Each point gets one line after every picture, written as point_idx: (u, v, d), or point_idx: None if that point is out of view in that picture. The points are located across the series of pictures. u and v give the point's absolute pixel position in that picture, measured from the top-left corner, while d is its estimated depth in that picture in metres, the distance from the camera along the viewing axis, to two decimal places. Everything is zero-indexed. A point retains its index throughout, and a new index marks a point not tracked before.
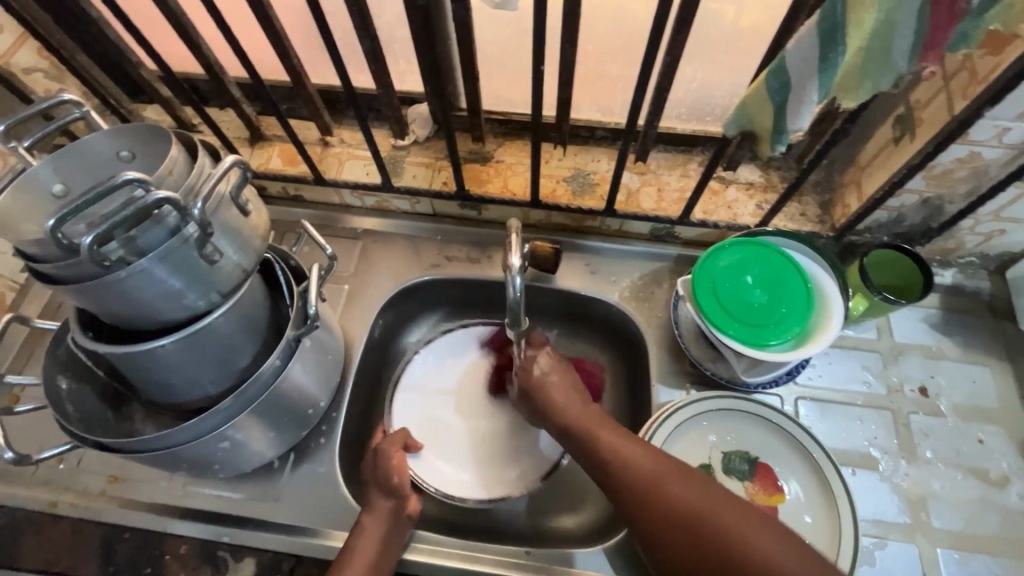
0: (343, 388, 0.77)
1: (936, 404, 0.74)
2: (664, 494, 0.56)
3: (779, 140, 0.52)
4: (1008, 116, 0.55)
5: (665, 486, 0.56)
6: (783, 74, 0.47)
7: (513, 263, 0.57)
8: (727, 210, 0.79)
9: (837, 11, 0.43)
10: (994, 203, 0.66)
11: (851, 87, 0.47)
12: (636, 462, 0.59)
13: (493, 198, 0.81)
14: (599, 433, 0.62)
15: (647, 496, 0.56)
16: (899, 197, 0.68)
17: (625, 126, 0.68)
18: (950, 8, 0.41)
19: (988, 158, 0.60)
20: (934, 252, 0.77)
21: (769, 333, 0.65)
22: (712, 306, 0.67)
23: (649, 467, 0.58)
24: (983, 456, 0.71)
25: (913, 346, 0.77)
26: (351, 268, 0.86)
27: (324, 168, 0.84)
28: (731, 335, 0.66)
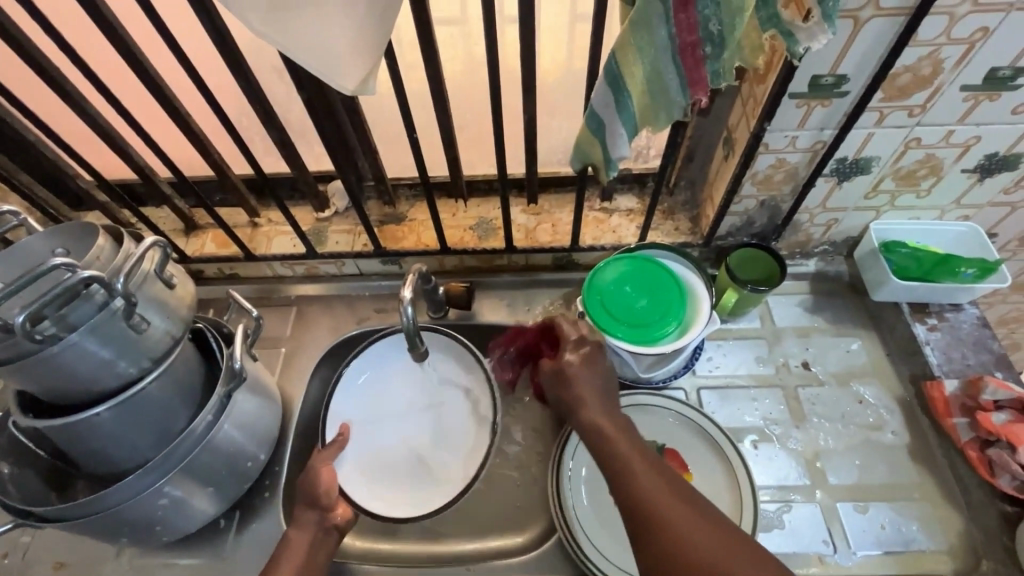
0: (283, 444, 0.82)
1: (817, 375, 0.84)
2: (666, 521, 0.52)
3: (611, 167, 0.64)
4: (790, 128, 0.69)
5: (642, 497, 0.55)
6: (596, 117, 0.60)
7: (405, 295, 0.65)
8: (613, 234, 0.91)
9: (615, 66, 0.56)
10: (816, 197, 0.80)
11: (649, 118, 0.59)
12: (655, 489, 0.55)
13: (408, 252, 0.92)
14: (632, 461, 0.58)
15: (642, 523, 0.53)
16: (741, 202, 0.81)
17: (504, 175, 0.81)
18: (693, 56, 0.54)
19: (793, 161, 0.74)
20: (792, 246, 0.90)
21: (652, 330, 0.75)
22: (601, 315, 0.77)
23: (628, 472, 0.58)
24: (864, 413, 0.80)
25: (792, 328, 0.88)
26: (288, 332, 0.93)
27: (254, 245, 0.93)
28: (620, 337, 0.75)
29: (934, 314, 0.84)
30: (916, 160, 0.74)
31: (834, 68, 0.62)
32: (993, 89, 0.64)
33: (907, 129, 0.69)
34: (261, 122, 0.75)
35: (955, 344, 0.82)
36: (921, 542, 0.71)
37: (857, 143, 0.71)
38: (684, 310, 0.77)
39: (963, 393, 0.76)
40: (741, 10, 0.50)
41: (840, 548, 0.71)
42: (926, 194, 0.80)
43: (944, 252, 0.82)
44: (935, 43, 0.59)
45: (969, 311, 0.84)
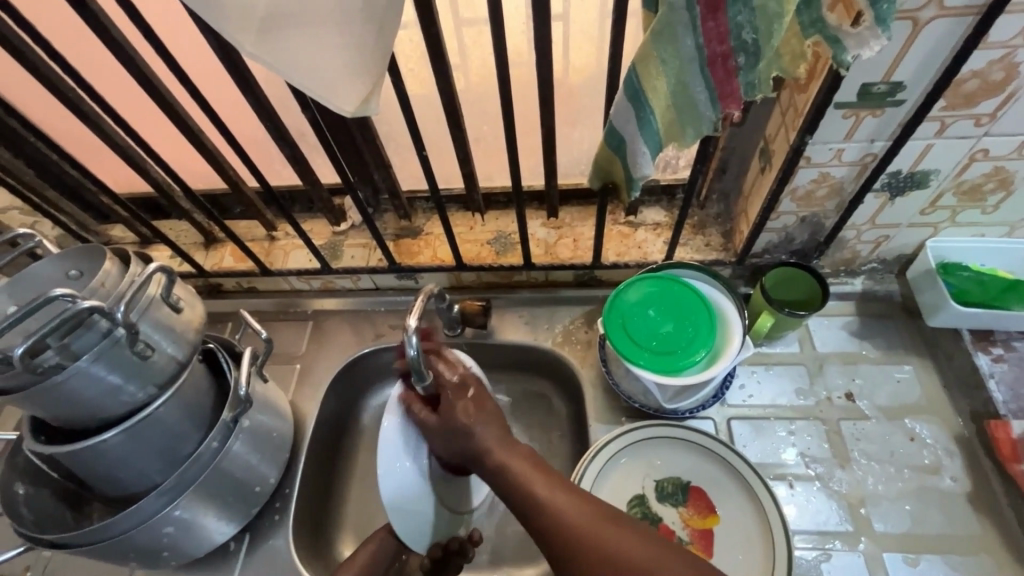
0: (295, 465, 0.80)
1: (862, 408, 0.77)
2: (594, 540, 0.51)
3: (633, 186, 0.59)
4: (835, 140, 0.62)
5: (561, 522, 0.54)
6: (616, 133, 0.56)
7: (410, 323, 0.62)
8: (638, 250, 0.86)
9: (636, 81, 0.51)
10: (864, 213, 0.72)
11: (674, 134, 0.54)
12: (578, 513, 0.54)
13: (424, 267, 0.89)
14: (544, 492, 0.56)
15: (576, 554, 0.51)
16: (779, 218, 0.74)
17: (521, 190, 0.77)
18: (724, 67, 0.48)
19: (838, 176, 0.67)
20: (835, 264, 0.82)
21: (678, 359, 0.70)
22: (623, 340, 0.72)
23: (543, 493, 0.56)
24: (915, 452, 0.73)
25: (835, 354, 0.81)
26: (303, 347, 0.92)
27: (271, 260, 0.93)
28: (642, 365, 0.70)
29: (1000, 343, 0.76)
30: (983, 173, 0.66)
31: (888, 74, 0.55)
32: None
33: (973, 140, 0.61)
34: (273, 138, 0.73)
35: None
36: None
37: (914, 155, 0.64)
38: (713, 338, 0.72)
39: None
40: (781, 15, 0.44)
41: None
42: (992, 210, 0.71)
43: (1012, 275, 0.74)
44: (1010, 45, 0.51)
45: None
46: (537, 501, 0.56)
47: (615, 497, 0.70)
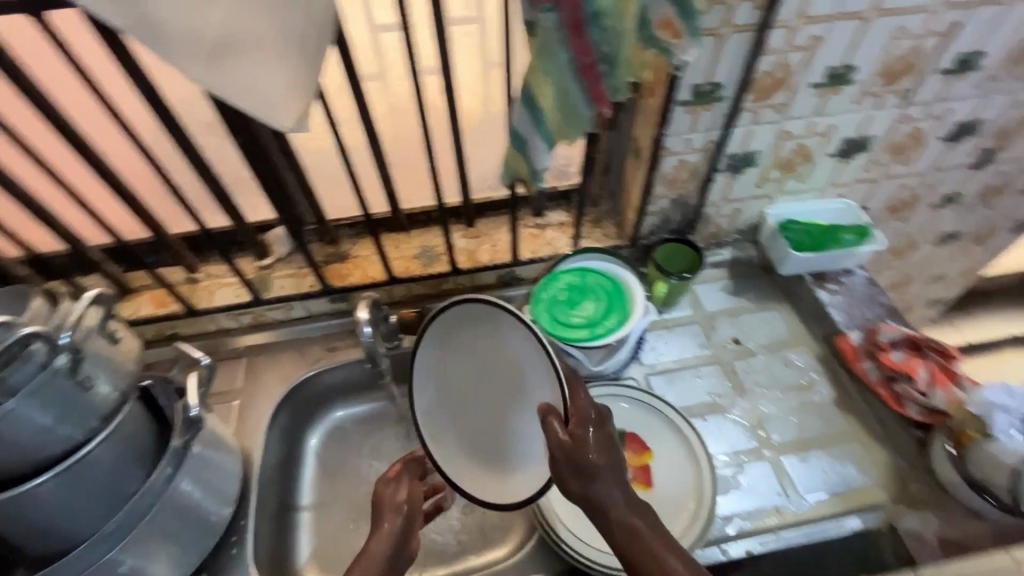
0: (248, 496, 0.79)
1: (747, 347, 0.93)
2: None
3: (538, 178, 0.71)
4: (684, 131, 0.80)
5: None
6: (519, 136, 0.68)
7: (360, 315, 0.74)
8: (549, 246, 0.99)
9: (527, 89, 0.63)
10: (718, 191, 0.92)
11: (565, 131, 0.68)
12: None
13: (354, 287, 0.94)
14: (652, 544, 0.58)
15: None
16: (656, 203, 0.91)
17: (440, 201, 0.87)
18: (592, 74, 0.63)
19: (693, 161, 0.85)
20: (706, 238, 1.01)
21: (602, 324, 0.82)
22: (552, 322, 0.82)
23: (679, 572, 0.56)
24: (791, 374, 0.90)
25: (720, 310, 0.98)
26: (239, 382, 0.92)
27: (196, 301, 0.93)
28: (576, 338, 0.81)
29: (832, 280, 0.96)
30: (791, 150, 0.87)
31: (709, 76, 0.73)
32: (835, 84, 0.78)
33: (777, 124, 0.82)
34: (198, 174, 0.77)
35: (853, 303, 0.93)
36: (858, 479, 0.78)
37: (742, 139, 0.83)
38: (619, 314, 0.83)
39: (867, 340, 0.85)
40: (626, 32, 0.59)
41: (792, 496, 0.77)
42: (805, 178, 0.93)
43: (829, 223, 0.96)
44: (782, 51, 0.72)
45: (859, 274, 0.97)
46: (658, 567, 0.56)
47: None
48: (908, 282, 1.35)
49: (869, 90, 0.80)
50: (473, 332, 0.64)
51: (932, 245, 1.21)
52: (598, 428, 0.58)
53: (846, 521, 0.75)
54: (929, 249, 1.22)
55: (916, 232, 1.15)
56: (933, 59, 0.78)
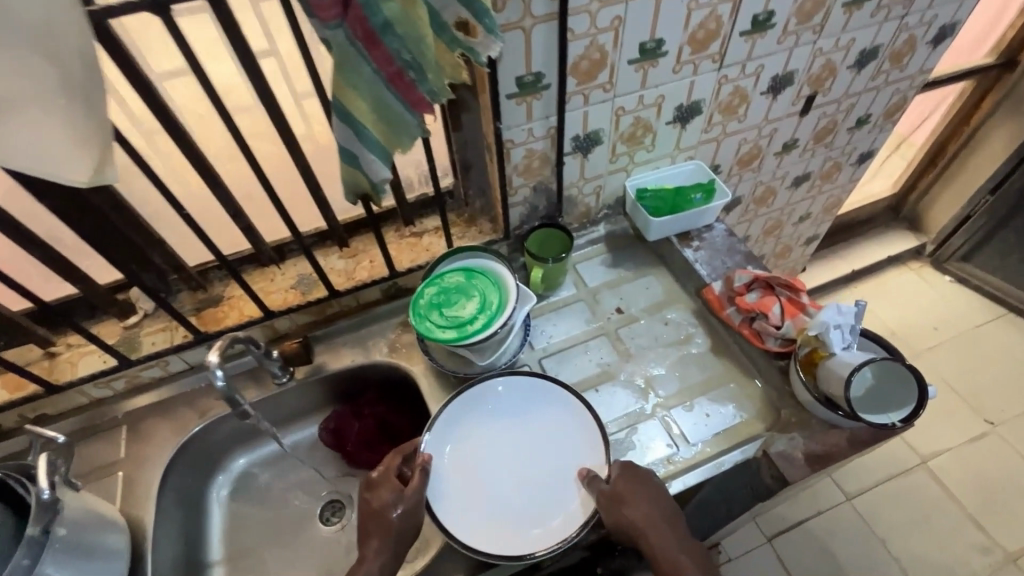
0: (141, 568, 0.75)
1: (630, 314, 0.98)
2: None
3: (380, 190, 0.72)
4: (522, 122, 0.82)
5: None
6: (348, 151, 0.68)
7: (209, 359, 0.70)
8: (427, 252, 0.99)
9: (341, 106, 0.63)
10: (575, 172, 0.96)
11: (395, 141, 0.69)
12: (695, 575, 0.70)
13: (231, 329, 0.91)
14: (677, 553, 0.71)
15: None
16: (519, 193, 0.94)
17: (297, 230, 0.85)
18: (403, 81, 0.64)
19: (540, 149, 0.88)
20: (578, 219, 1.06)
21: (484, 315, 0.84)
22: (436, 327, 0.82)
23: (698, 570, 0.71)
24: (671, 331, 0.95)
25: (602, 284, 1.03)
26: (122, 450, 0.86)
27: (58, 375, 0.86)
28: (462, 335, 0.82)
29: (695, 238, 1.02)
30: (630, 124, 0.92)
31: (528, 67, 0.75)
32: (650, 58, 0.83)
33: (610, 102, 0.87)
34: (19, 243, 0.72)
35: (715, 255, 1.00)
36: (736, 416, 0.84)
37: (581, 121, 0.87)
38: (494, 304, 0.85)
39: (727, 288, 0.91)
40: (422, 38, 0.61)
41: (681, 444, 0.82)
42: (652, 148, 0.99)
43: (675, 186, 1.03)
44: (590, 34, 0.75)
45: (718, 227, 1.04)
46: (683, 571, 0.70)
47: (462, 454, 0.80)
48: (780, 226, 1.46)
49: (684, 58, 0.86)
50: (512, 396, 0.84)
51: (789, 189, 1.32)
52: (625, 471, 0.75)
53: (726, 457, 0.80)
54: (787, 193, 1.33)
55: (771, 179, 1.24)
56: (732, 23, 0.84)
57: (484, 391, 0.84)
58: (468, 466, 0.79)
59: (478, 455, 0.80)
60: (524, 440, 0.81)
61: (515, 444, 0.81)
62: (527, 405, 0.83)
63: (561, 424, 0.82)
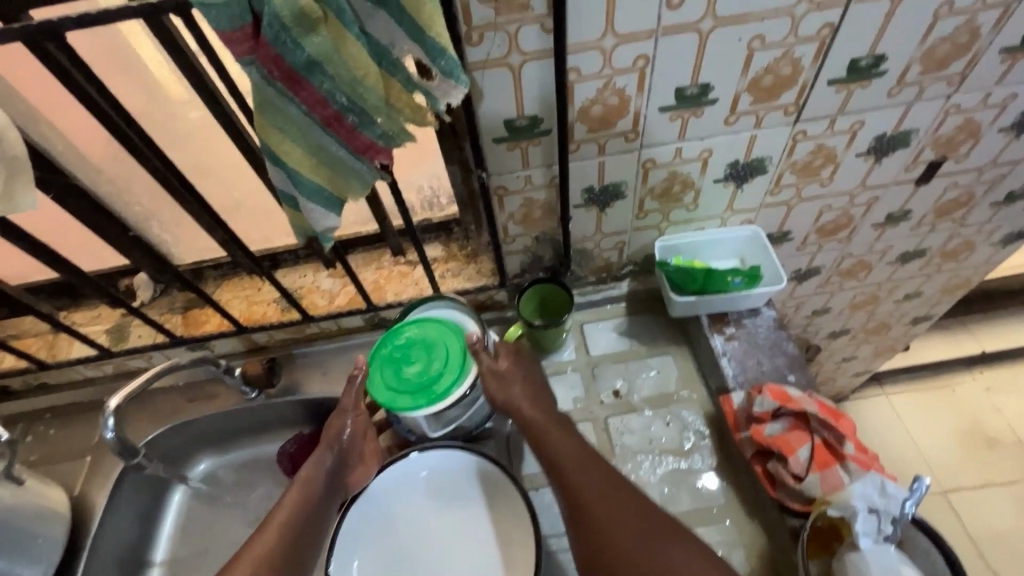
0: (73, 564, 0.78)
1: (629, 401, 0.82)
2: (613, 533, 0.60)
3: (326, 238, 0.62)
4: (517, 169, 0.69)
5: (631, 534, 0.59)
6: (289, 195, 0.58)
7: (107, 405, 0.67)
8: (415, 286, 0.90)
9: (269, 148, 0.54)
10: (589, 225, 0.80)
11: (344, 187, 0.59)
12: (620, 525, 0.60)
13: (208, 335, 0.89)
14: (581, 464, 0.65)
15: (589, 529, 0.61)
16: (516, 241, 0.81)
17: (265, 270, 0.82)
18: (343, 126, 0.53)
19: (541, 198, 0.74)
20: (595, 271, 0.89)
21: (441, 380, 0.72)
22: (388, 391, 0.72)
23: (610, 498, 0.62)
24: (672, 434, 0.78)
25: (607, 355, 0.87)
26: (96, 435, 0.90)
27: (55, 352, 0.91)
28: (414, 404, 0.71)
29: (732, 323, 0.83)
30: (664, 179, 0.74)
31: (520, 110, 0.62)
32: (691, 106, 0.64)
33: (635, 153, 0.70)
34: None
35: (751, 351, 0.80)
36: None
37: (595, 172, 0.71)
38: (452, 378, 0.72)
39: (749, 405, 0.72)
40: (359, 78, 0.50)
41: None
42: (694, 206, 0.80)
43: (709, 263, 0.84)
44: (604, 75, 0.59)
45: (766, 314, 0.83)
46: (568, 468, 0.66)
47: (391, 539, 0.73)
48: (875, 302, 1.17)
49: (742, 108, 0.66)
50: (463, 474, 0.75)
51: (891, 265, 1.03)
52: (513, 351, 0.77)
53: None
54: (889, 268, 1.04)
55: (865, 251, 0.98)
56: (816, 69, 0.63)
57: (430, 466, 0.75)
58: (395, 555, 0.72)
59: (408, 542, 0.72)
60: (459, 531, 0.73)
61: (451, 533, 0.73)
62: (468, 490, 0.75)
63: (502, 523, 0.72)
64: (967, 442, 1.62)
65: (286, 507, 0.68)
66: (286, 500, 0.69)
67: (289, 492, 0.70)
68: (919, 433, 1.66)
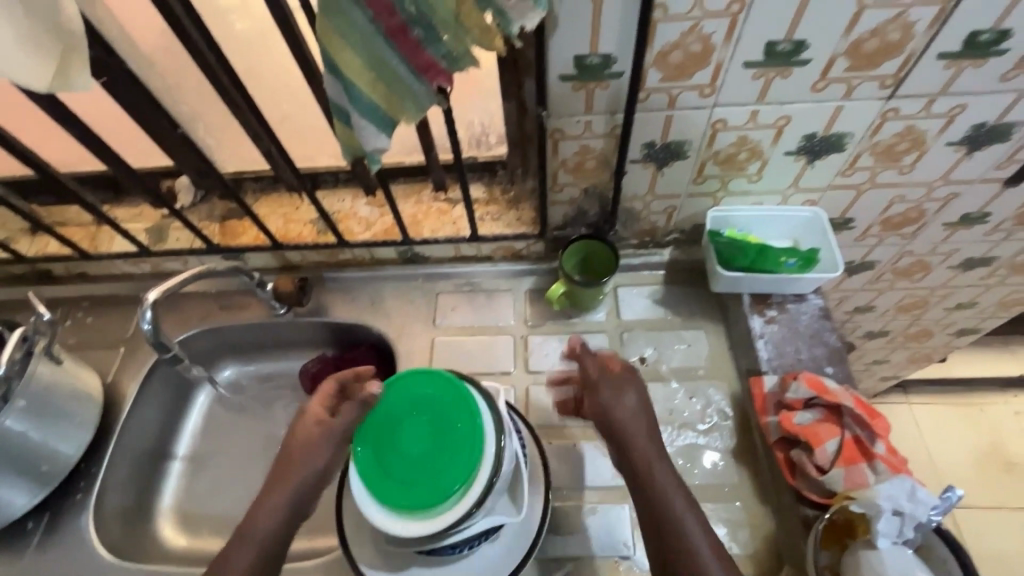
0: (102, 447, 0.82)
1: (655, 370, 0.80)
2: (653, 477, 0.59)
3: (372, 160, 0.59)
4: (578, 112, 0.65)
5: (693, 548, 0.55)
6: (341, 109, 0.56)
7: (146, 297, 0.70)
8: (452, 226, 0.88)
9: (327, 54, 0.51)
10: (642, 184, 0.76)
11: (398, 107, 0.55)
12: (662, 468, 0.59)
13: (243, 247, 0.89)
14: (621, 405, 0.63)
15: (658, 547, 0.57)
16: (564, 191, 0.77)
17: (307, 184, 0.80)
18: (406, 39, 0.51)
19: (598, 148, 0.70)
20: (638, 235, 0.86)
21: (444, 480, 0.57)
22: (385, 495, 0.57)
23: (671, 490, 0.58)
24: (694, 411, 0.77)
25: (638, 321, 0.85)
26: (130, 329, 0.92)
27: (96, 244, 0.93)
28: (418, 506, 0.57)
29: (774, 305, 0.79)
30: (731, 143, 0.69)
31: (594, 46, 0.57)
32: (780, 65, 0.59)
33: (706, 111, 0.65)
34: None
35: (790, 338, 0.77)
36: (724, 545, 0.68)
37: (659, 127, 0.67)
38: (441, 491, 0.56)
39: (779, 390, 0.70)
40: None
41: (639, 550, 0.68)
42: (757, 178, 0.75)
43: (768, 239, 0.79)
44: (692, 17, 0.54)
45: (812, 301, 0.79)
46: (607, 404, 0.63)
47: None
48: (923, 306, 1.11)
49: (834, 75, 0.60)
50: None
51: (951, 269, 0.97)
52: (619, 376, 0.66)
53: None
54: (948, 273, 0.99)
55: (927, 252, 0.92)
56: (927, 38, 0.56)
57: None
58: None
59: None
60: None
61: None
62: None
63: None
64: (986, 463, 1.58)
65: (238, 573, 0.57)
66: (233, 558, 0.57)
67: (237, 545, 0.58)
68: (937, 447, 1.62)
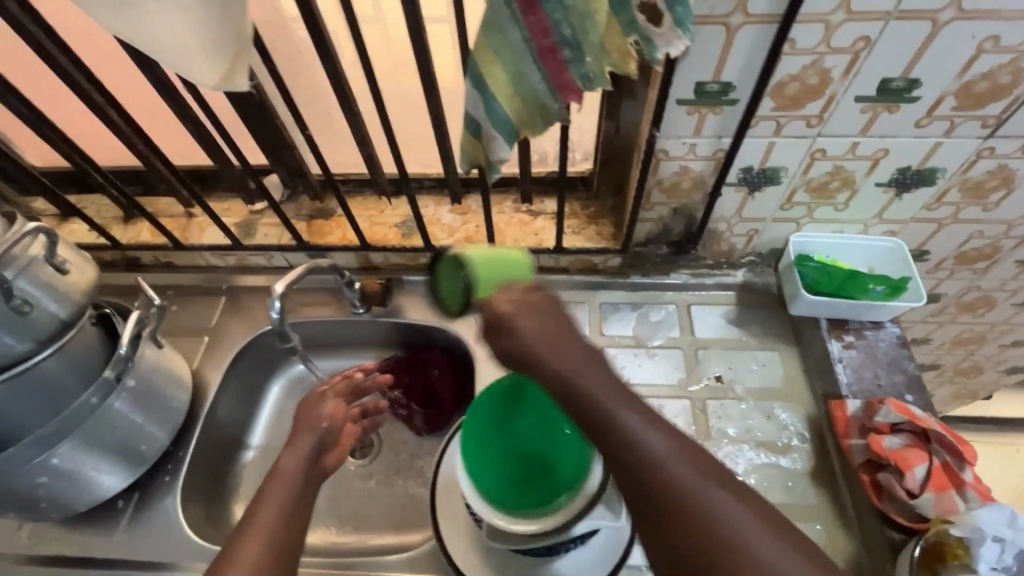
0: (188, 432, 0.84)
1: (731, 388, 0.82)
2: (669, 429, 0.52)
3: (492, 169, 0.63)
4: (686, 135, 0.68)
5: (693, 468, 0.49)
6: (474, 121, 0.59)
7: (276, 289, 0.73)
8: (534, 237, 0.91)
9: (475, 68, 0.54)
10: (731, 207, 0.79)
11: (528, 122, 0.59)
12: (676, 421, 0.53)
13: (330, 246, 0.92)
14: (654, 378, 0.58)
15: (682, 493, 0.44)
16: (653, 209, 0.80)
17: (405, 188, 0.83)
18: (554, 59, 0.53)
19: (697, 169, 0.73)
20: (716, 255, 0.88)
21: (553, 487, 0.58)
22: (492, 492, 0.59)
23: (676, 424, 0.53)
24: (772, 430, 0.78)
25: (713, 339, 0.86)
26: (214, 320, 0.95)
27: (185, 235, 0.96)
28: (521, 508, 0.58)
29: (851, 331, 0.81)
30: (826, 172, 0.72)
31: (716, 74, 0.60)
32: (890, 100, 0.62)
33: (809, 140, 0.67)
34: None
35: (868, 364, 0.79)
36: None
37: (760, 153, 0.70)
38: (550, 497, 0.58)
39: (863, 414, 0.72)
40: (587, 13, 0.50)
41: None
42: (844, 207, 0.77)
43: (846, 266, 0.82)
44: (816, 52, 0.57)
45: (889, 329, 0.81)
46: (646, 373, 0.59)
47: None
48: (979, 341, 1.12)
49: (939, 113, 0.63)
50: None
51: (1014, 306, 0.99)
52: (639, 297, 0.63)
53: None
54: (1010, 309, 1.00)
55: (995, 287, 0.93)
56: None
57: None
58: None
59: None
60: None
61: None
62: None
63: None
64: None
65: (275, 499, 0.56)
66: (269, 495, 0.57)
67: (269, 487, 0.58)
68: None
